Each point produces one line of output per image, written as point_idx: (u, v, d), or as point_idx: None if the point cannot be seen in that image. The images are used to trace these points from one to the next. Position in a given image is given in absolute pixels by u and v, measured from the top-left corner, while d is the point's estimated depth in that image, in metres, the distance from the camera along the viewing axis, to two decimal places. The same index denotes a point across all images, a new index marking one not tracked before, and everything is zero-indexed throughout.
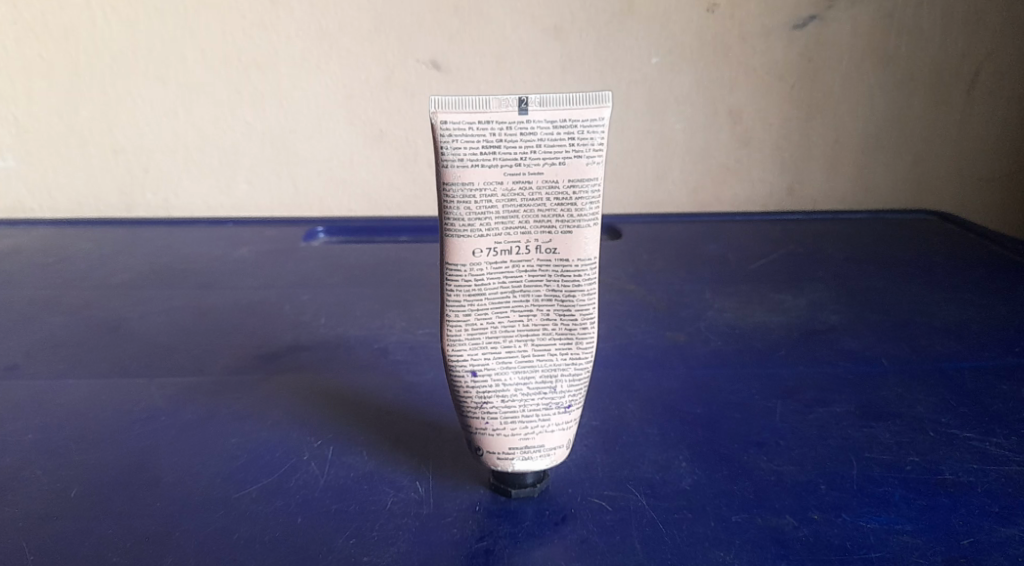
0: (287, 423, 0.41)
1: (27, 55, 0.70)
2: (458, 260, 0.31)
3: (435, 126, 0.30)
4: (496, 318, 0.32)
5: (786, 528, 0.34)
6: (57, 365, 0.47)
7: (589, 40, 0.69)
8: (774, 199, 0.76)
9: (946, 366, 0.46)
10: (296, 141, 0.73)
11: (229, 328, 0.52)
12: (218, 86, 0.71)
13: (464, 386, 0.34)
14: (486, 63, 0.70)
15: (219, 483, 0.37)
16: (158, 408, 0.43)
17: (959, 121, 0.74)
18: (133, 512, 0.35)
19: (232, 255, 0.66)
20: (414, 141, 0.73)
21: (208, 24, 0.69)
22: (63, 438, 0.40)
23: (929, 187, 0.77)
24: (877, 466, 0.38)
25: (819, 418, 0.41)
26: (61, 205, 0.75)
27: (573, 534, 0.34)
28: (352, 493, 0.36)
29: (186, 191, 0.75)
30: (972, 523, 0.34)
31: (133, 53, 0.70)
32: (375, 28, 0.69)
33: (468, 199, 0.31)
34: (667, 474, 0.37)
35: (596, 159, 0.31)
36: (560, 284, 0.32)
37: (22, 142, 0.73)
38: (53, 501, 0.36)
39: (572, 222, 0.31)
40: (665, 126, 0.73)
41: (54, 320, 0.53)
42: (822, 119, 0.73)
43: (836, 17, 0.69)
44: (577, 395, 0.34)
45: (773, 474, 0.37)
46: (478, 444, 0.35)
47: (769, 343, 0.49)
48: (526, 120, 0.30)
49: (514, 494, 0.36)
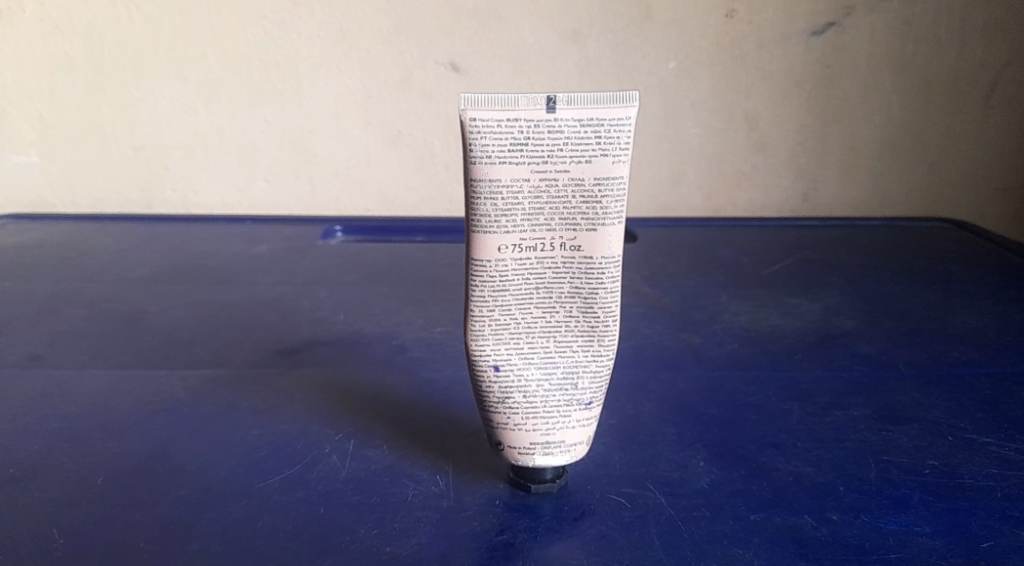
0: (307, 417, 0.42)
1: (51, 52, 0.71)
2: (482, 255, 0.32)
3: (465, 123, 0.30)
4: (519, 314, 0.33)
5: (804, 529, 0.34)
6: (77, 357, 0.48)
7: (607, 43, 0.70)
8: (789, 205, 0.76)
9: (963, 372, 0.46)
10: (314, 141, 0.74)
11: (248, 324, 0.53)
12: (239, 85, 0.72)
13: (486, 380, 0.34)
14: (504, 66, 0.71)
15: (241, 473, 0.37)
16: (180, 400, 0.43)
17: (975, 130, 0.74)
18: (158, 501, 0.36)
19: (250, 252, 0.66)
20: (431, 142, 0.74)
21: (229, 23, 0.69)
22: (88, 428, 0.41)
23: (944, 195, 0.77)
24: (895, 469, 0.38)
25: (835, 421, 0.41)
26: (81, 200, 0.76)
27: (592, 530, 0.34)
28: (373, 485, 0.37)
29: (203, 188, 0.76)
30: (991, 527, 0.34)
31: (154, 50, 0.71)
32: (394, 30, 0.70)
33: (495, 195, 0.31)
34: (685, 473, 0.37)
35: (622, 157, 0.31)
36: (583, 281, 0.32)
37: (44, 137, 0.74)
38: (79, 487, 0.36)
39: (597, 219, 0.31)
40: (680, 132, 0.73)
41: (76, 312, 0.54)
42: (837, 126, 0.73)
43: (853, 25, 0.69)
44: (598, 392, 0.35)
45: (791, 475, 0.37)
46: (499, 439, 0.35)
47: (784, 346, 0.50)
48: (554, 119, 0.30)
49: (533, 489, 0.36)
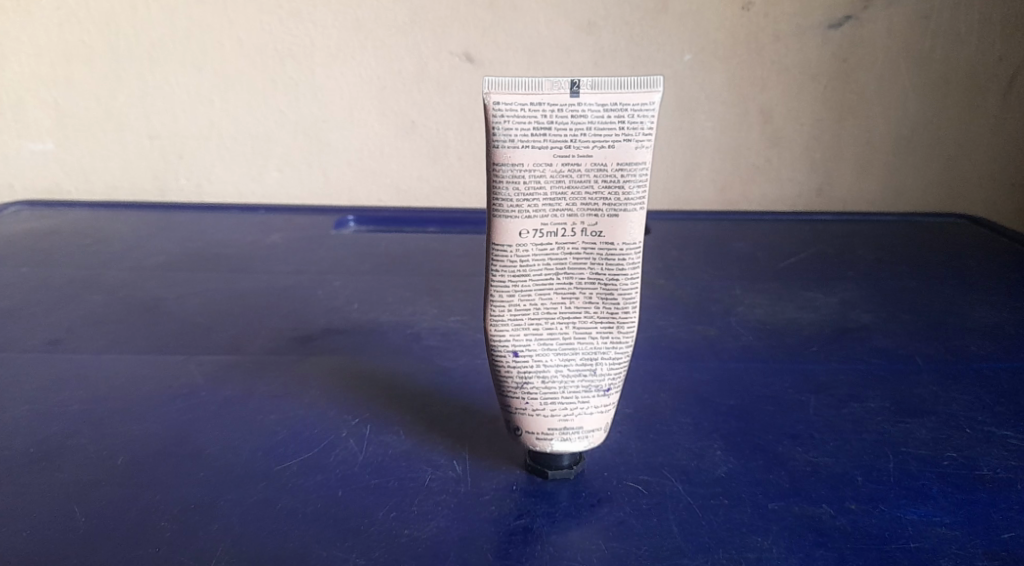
0: (323, 402, 0.42)
1: (68, 40, 0.71)
2: (504, 240, 0.32)
3: (488, 106, 0.30)
4: (539, 299, 0.33)
5: (823, 517, 0.34)
6: (97, 342, 0.48)
7: (622, 36, 0.69)
8: (803, 199, 0.76)
9: (982, 366, 0.46)
10: (328, 131, 0.74)
11: (263, 311, 0.53)
12: (253, 75, 0.72)
13: (505, 366, 0.34)
14: (518, 57, 0.70)
15: (261, 457, 0.38)
16: (198, 384, 0.44)
17: (993, 125, 0.73)
18: (179, 482, 0.36)
19: (265, 241, 0.66)
20: (445, 134, 0.74)
21: (245, 13, 0.70)
22: (107, 410, 0.41)
23: (960, 191, 0.76)
24: (914, 460, 0.38)
25: (853, 412, 0.41)
26: (97, 188, 0.77)
27: (610, 516, 0.34)
28: (391, 469, 0.37)
29: (219, 177, 0.76)
30: (1011, 519, 0.34)
31: (170, 41, 0.71)
32: (409, 20, 0.70)
33: (517, 180, 0.31)
34: (702, 462, 0.37)
35: (645, 143, 0.31)
36: (604, 268, 0.32)
37: (60, 125, 0.74)
38: (101, 469, 0.37)
39: (619, 205, 0.31)
40: (695, 125, 0.73)
41: (93, 298, 0.54)
42: (853, 121, 0.73)
43: (871, 18, 0.69)
44: (617, 378, 0.35)
45: (809, 465, 0.37)
46: (518, 425, 0.35)
47: (800, 339, 0.49)
48: (577, 103, 0.30)
49: (551, 475, 0.36)
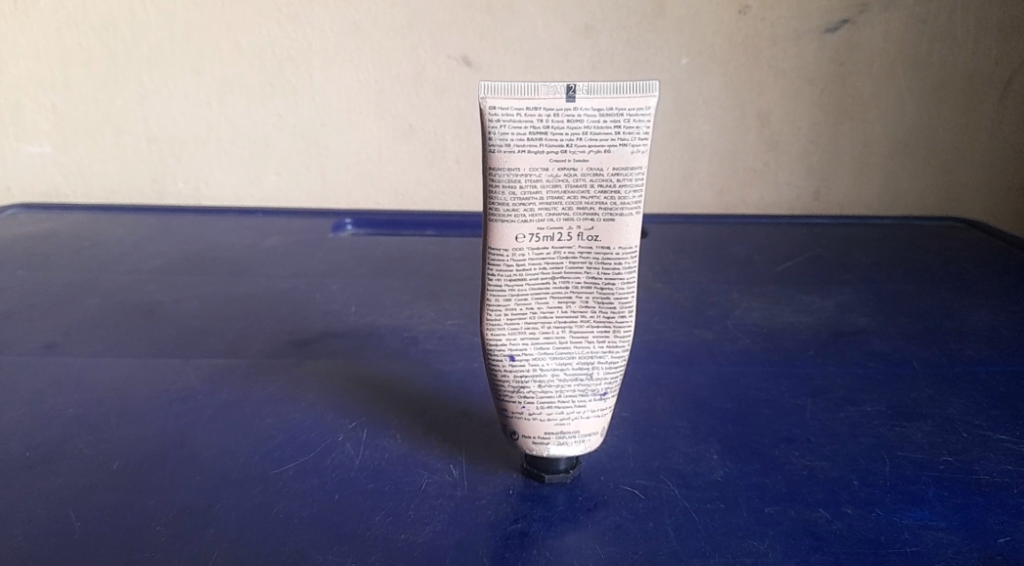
0: (320, 406, 0.42)
1: (67, 43, 0.71)
2: (500, 245, 0.32)
3: (484, 111, 0.30)
4: (536, 303, 0.33)
5: (820, 522, 0.34)
6: (94, 345, 0.48)
7: (620, 40, 0.70)
8: (800, 203, 0.76)
9: (977, 369, 0.46)
10: (326, 134, 0.74)
11: (261, 315, 0.53)
12: (251, 78, 0.72)
13: (502, 370, 0.34)
14: (517, 61, 0.70)
15: (257, 461, 0.38)
16: (195, 387, 0.44)
17: (990, 128, 0.73)
18: (175, 486, 0.36)
19: (263, 244, 0.66)
20: (443, 137, 0.74)
21: (243, 17, 0.70)
22: (104, 414, 0.41)
23: (957, 195, 0.76)
24: (910, 464, 0.38)
25: (850, 416, 0.41)
26: (95, 191, 0.77)
27: (607, 520, 0.34)
28: (387, 473, 0.37)
29: (216, 181, 0.76)
30: (1007, 523, 0.34)
31: (168, 43, 0.71)
32: (407, 24, 0.70)
33: (513, 184, 0.31)
34: (699, 466, 0.37)
35: (641, 147, 0.31)
36: (600, 272, 0.32)
37: (58, 128, 0.74)
38: (97, 473, 0.37)
39: (615, 209, 0.31)
40: (692, 129, 0.73)
41: (90, 302, 0.54)
42: (851, 124, 0.73)
43: (868, 21, 0.69)
44: (613, 382, 0.35)
45: (805, 469, 0.37)
46: (514, 429, 0.35)
47: (798, 343, 0.49)
48: (573, 108, 0.30)
49: (547, 479, 0.36)
